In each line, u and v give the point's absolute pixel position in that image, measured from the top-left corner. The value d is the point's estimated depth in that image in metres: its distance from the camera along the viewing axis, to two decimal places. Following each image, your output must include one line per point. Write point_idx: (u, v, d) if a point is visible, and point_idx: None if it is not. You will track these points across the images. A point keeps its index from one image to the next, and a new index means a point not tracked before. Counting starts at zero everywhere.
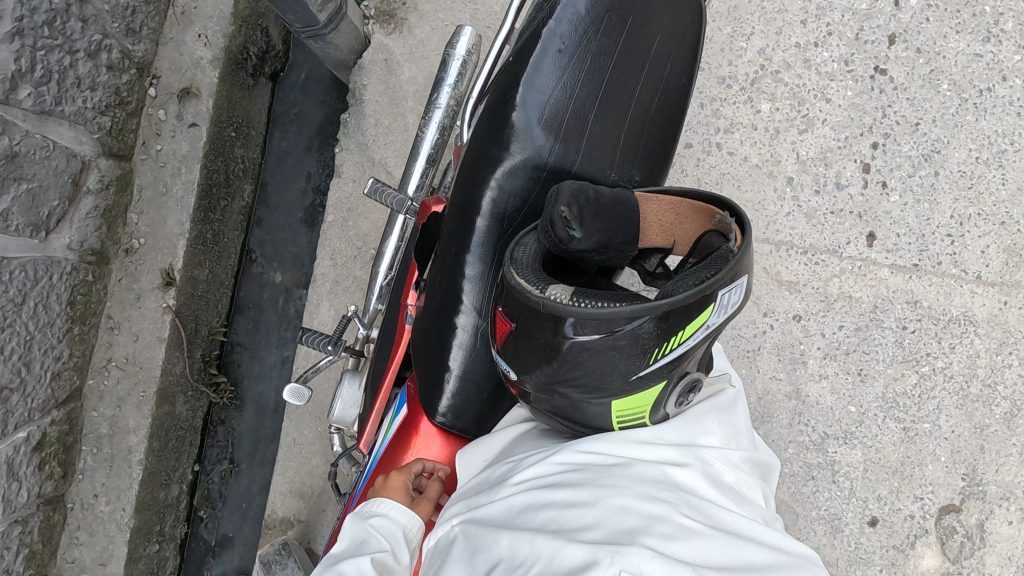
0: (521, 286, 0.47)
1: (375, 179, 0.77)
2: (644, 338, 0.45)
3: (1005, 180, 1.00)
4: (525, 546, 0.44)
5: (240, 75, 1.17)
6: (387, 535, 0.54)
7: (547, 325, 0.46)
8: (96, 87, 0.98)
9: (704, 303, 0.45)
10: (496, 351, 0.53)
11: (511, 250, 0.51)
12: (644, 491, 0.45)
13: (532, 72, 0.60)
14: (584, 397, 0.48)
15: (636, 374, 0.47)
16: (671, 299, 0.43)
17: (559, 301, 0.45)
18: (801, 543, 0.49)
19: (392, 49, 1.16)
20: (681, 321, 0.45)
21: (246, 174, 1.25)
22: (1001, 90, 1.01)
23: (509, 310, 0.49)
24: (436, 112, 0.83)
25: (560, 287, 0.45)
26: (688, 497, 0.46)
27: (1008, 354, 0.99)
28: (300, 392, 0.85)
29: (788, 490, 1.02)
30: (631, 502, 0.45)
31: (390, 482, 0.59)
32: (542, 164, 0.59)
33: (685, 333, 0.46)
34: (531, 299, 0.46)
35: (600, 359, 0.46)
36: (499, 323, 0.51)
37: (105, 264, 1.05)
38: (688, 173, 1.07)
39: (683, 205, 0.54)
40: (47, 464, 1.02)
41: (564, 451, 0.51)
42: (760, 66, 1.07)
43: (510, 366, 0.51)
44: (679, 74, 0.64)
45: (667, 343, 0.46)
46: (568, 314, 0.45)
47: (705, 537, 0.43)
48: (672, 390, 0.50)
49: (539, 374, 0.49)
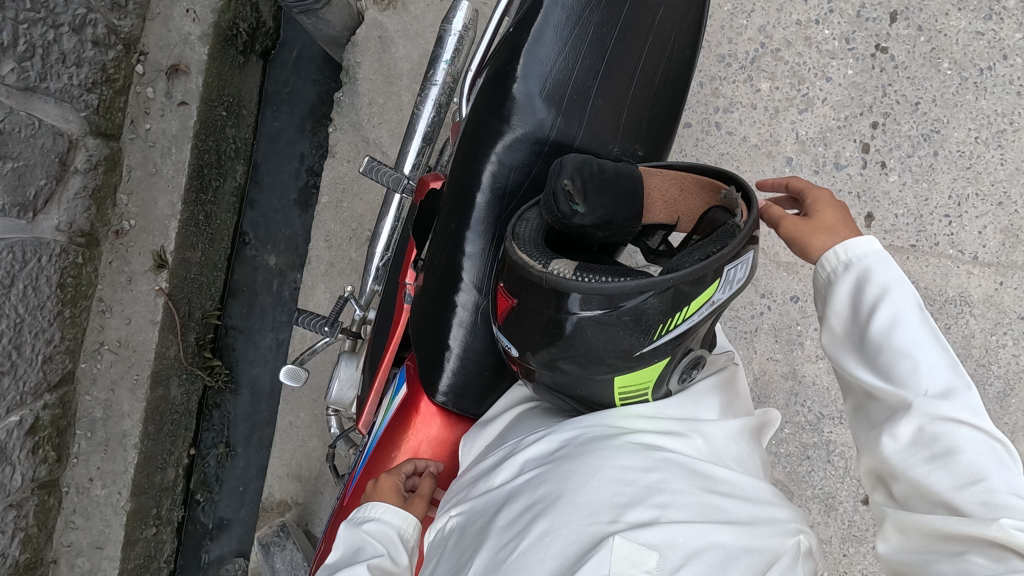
0: (523, 261, 0.46)
1: (371, 157, 0.75)
2: (648, 313, 0.44)
3: (1004, 160, 1.00)
4: (524, 523, 0.44)
5: (231, 52, 1.15)
6: (383, 538, 0.53)
7: (549, 301, 0.45)
8: (82, 63, 0.96)
9: (711, 278, 0.44)
10: (497, 328, 0.52)
11: (513, 225, 0.50)
12: (641, 461, 0.45)
13: (532, 44, 0.58)
14: (586, 373, 0.48)
15: (639, 350, 0.46)
16: (678, 275, 0.42)
17: (562, 275, 0.44)
18: (798, 511, 0.49)
19: (386, 25, 1.13)
20: (686, 297, 0.44)
21: (237, 155, 1.23)
22: (1001, 69, 1.00)
23: (512, 287, 0.48)
24: (433, 88, 0.81)
25: (562, 262, 0.44)
26: (688, 467, 0.46)
27: (1002, 334, 1.00)
28: (296, 373, 0.84)
29: (783, 469, 1.03)
30: (627, 473, 0.44)
31: (379, 485, 0.58)
32: (544, 139, 0.58)
33: (690, 310, 0.46)
34: (533, 274, 0.45)
35: (604, 334, 0.45)
36: (500, 300, 0.50)
37: (95, 246, 1.04)
38: (686, 154, 1.06)
39: (688, 180, 0.54)
40: (41, 447, 1.01)
41: (563, 430, 0.50)
42: (760, 44, 1.05)
43: (511, 342, 0.51)
44: (683, 47, 0.63)
45: (671, 319, 0.45)
46: (572, 290, 0.44)
47: (702, 505, 0.43)
48: (675, 366, 0.50)
49: (541, 351, 0.48)
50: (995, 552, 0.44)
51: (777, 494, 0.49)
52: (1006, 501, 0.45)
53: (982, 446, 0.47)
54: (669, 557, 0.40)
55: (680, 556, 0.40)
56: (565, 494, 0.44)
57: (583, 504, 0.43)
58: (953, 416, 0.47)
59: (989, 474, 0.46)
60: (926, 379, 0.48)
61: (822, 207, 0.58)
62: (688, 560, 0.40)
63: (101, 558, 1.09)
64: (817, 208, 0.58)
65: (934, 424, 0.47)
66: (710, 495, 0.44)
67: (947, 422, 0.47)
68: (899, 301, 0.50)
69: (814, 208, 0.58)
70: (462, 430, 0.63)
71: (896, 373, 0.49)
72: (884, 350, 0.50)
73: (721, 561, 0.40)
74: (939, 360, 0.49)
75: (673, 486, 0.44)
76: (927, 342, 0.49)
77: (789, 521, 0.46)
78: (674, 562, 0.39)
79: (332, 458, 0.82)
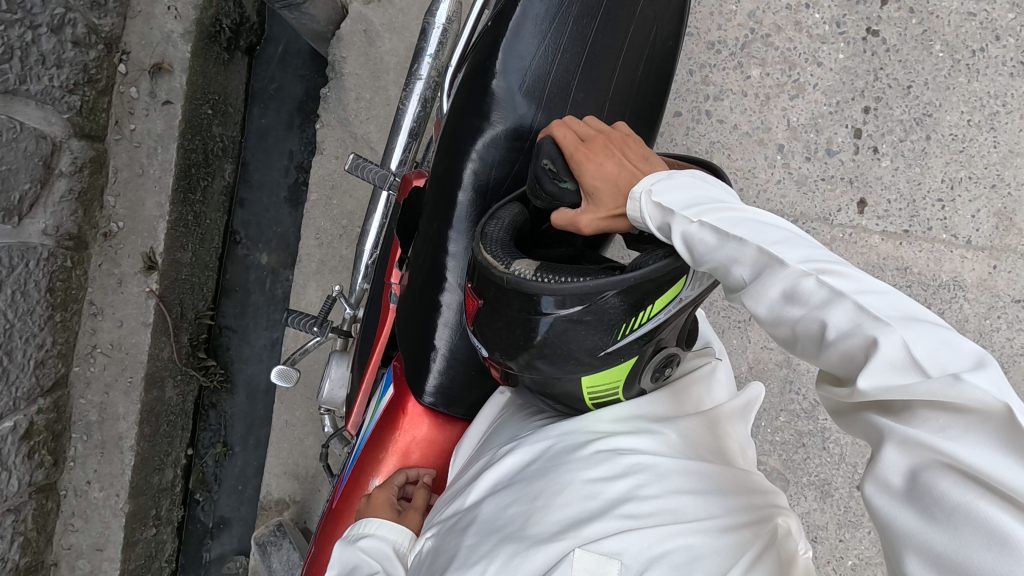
0: (487, 262, 0.45)
1: (356, 154, 0.75)
2: (611, 313, 0.42)
3: (997, 142, 1.00)
4: (490, 546, 0.42)
5: (215, 50, 1.14)
6: (378, 556, 0.51)
7: (512, 303, 0.44)
8: (63, 64, 0.94)
9: (675, 274, 0.43)
10: (469, 329, 0.50)
11: (482, 224, 0.48)
12: (608, 468, 0.43)
13: (512, 38, 0.57)
14: (555, 372, 0.46)
15: (605, 350, 0.44)
16: (638, 273, 0.41)
17: (523, 276, 0.43)
18: (780, 494, 0.48)
19: (372, 19, 1.12)
20: (651, 293, 0.42)
21: (225, 154, 1.22)
22: (994, 50, 1.00)
23: (476, 286, 0.47)
24: (418, 83, 0.80)
25: (524, 262, 0.43)
26: (658, 467, 0.44)
27: (996, 318, 1.00)
28: (287, 373, 0.84)
29: (778, 457, 1.03)
30: (594, 482, 0.43)
31: (373, 500, 0.57)
32: (524, 132, 0.57)
33: (655, 308, 0.43)
34: (495, 276, 0.44)
35: (568, 335, 0.44)
36: (468, 300, 0.49)
37: (84, 249, 1.02)
38: (677, 143, 1.05)
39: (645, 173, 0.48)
40: (37, 452, 1.00)
41: (533, 441, 0.49)
42: (750, 30, 1.04)
43: (481, 342, 0.49)
44: (665, 38, 0.63)
45: (635, 318, 0.43)
46: (535, 291, 0.42)
47: (672, 507, 0.42)
48: (646, 364, 0.48)
49: (513, 354, 0.46)
50: (894, 408, 0.33)
51: (762, 483, 0.48)
52: (865, 347, 0.34)
53: (819, 294, 0.36)
54: (631, 564, 0.39)
55: (642, 562, 0.39)
56: (530, 512, 0.43)
57: (548, 522, 0.42)
58: (773, 290, 0.37)
59: (836, 324, 0.35)
60: (737, 270, 0.39)
61: (591, 180, 0.45)
62: (652, 565, 0.39)
63: (101, 560, 1.10)
64: (587, 182, 0.46)
65: (769, 309, 0.38)
66: (680, 496, 0.42)
67: (773, 301, 0.38)
68: (670, 213, 0.42)
69: (585, 184, 0.46)
70: (450, 429, 0.63)
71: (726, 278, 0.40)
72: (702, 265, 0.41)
73: (687, 562, 0.39)
74: (736, 241, 0.39)
75: (640, 491, 0.42)
76: (717, 231, 0.39)
77: (767, 508, 0.45)
78: (637, 569, 0.38)
79: (325, 457, 0.81)
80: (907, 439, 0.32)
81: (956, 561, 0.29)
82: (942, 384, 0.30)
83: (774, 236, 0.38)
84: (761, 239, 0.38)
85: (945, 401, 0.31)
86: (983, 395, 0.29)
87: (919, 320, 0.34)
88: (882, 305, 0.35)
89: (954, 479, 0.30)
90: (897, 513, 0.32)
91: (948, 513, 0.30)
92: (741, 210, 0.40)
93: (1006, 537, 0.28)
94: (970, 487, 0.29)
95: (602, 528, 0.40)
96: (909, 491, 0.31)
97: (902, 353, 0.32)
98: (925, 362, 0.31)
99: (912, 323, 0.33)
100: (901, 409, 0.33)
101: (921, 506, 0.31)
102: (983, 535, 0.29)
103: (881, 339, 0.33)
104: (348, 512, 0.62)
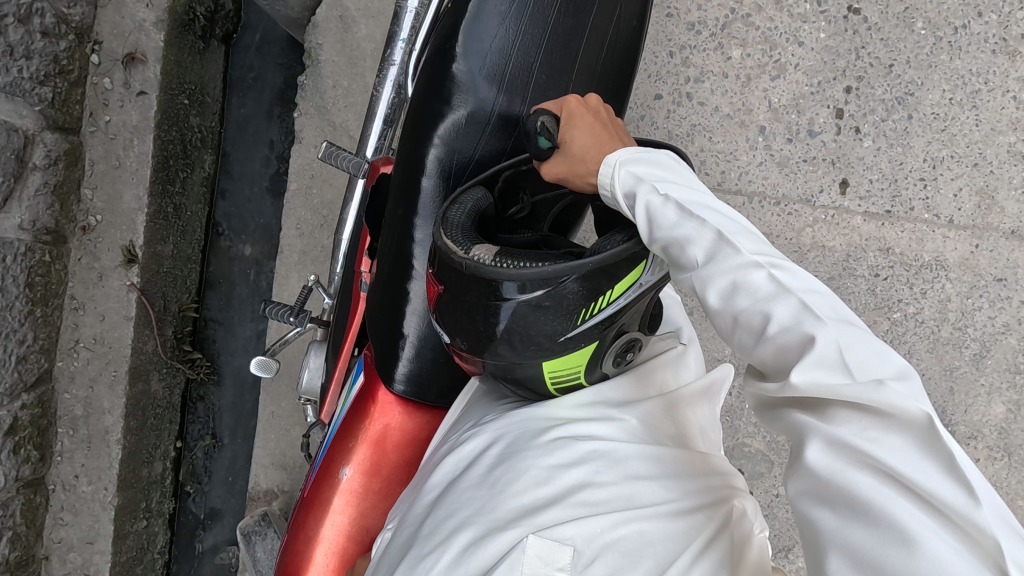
0: (447, 247, 0.44)
1: (328, 143, 0.73)
2: (570, 297, 0.42)
3: (978, 121, 0.99)
4: (447, 533, 0.42)
5: (189, 38, 1.12)
6: None
7: (472, 288, 0.44)
8: (31, 55, 0.92)
9: (634, 258, 0.43)
10: (432, 316, 0.50)
11: (445, 208, 0.47)
12: (565, 456, 0.44)
13: (472, 20, 0.57)
14: (515, 358, 0.46)
15: (565, 334, 0.44)
16: (597, 257, 0.40)
17: (483, 262, 0.42)
18: (737, 476, 0.49)
19: (347, 5, 1.12)
20: (609, 279, 0.42)
21: (205, 144, 1.20)
22: (976, 27, 0.99)
23: (437, 272, 0.46)
24: (391, 69, 0.78)
25: (484, 247, 0.43)
26: (615, 454, 0.44)
27: (978, 297, 1.00)
28: (267, 364, 0.83)
29: (763, 439, 1.04)
30: (551, 469, 0.43)
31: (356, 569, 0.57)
32: (487, 116, 0.57)
33: (616, 291, 0.43)
34: (455, 261, 0.44)
35: (528, 321, 0.43)
36: (430, 287, 0.48)
37: (62, 243, 1.01)
38: (658, 126, 1.04)
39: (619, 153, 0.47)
40: (22, 448, 0.99)
41: (494, 429, 0.49)
42: (730, 10, 1.02)
43: (444, 329, 0.49)
44: (630, 18, 0.62)
45: (595, 302, 0.43)
46: (496, 277, 0.42)
47: (626, 493, 0.42)
48: (609, 347, 0.48)
49: (476, 341, 0.46)
50: (816, 406, 0.34)
51: (719, 466, 0.48)
52: (802, 343, 0.35)
53: (767, 288, 0.37)
54: (583, 552, 0.39)
55: (594, 549, 0.39)
56: (485, 500, 0.43)
57: (504, 509, 0.42)
58: (724, 274, 0.38)
59: (779, 319, 0.36)
60: (692, 250, 0.39)
61: (572, 130, 0.47)
62: (604, 552, 0.39)
63: (92, 553, 1.09)
64: (564, 131, 0.47)
65: (716, 296, 0.38)
66: (636, 482, 0.43)
67: (721, 287, 0.38)
68: (640, 182, 0.42)
69: (562, 133, 0.47)
70: (421, 416, 0.62)
71: (676, 258, 0.40)
72: (659, 241, 0.40)
73: (638, 548, 0.39)
74: (697, 220, 0.39)
75: (596, 478, 0.43)
76: (680, 208, 0.39)
77: (721, 491, 0.46)
78: (588, 556, 0.39)
79: (304, 448, 0.80)
80: (830, 436, 0.33)
81: (872, 559, 0.30)
82: (866, 389, 0.32)
83: (734, 226, 0.39)
84: (721, 224, 0.39)
85: (867, 404, 0.32)
86: (904, 402, 0.31)
87: (853, 326, 0.35)
88: (823, 306, 0.36)
89: (874, 472, 0.31)
90: (821, 512, 0.33)
91: (872, 507, 0.31)
92: (705, 196, 0.41)
93: (921, 530, 0.29)
94: (896, 480, 0.30)
95: (555, 516, 0.40)
96: (829, 488, 0.33)
97: (835, 355, 0.33)
98: (854, 367, 0.33)
99: (849, 327, 0.35)
100: (819, 407, 0.34)
101: (846, 499, 0.32)
102: (898, 527, 0.30)
103: (817, 335, 0.34)
104: (317, 508, 0.61)
